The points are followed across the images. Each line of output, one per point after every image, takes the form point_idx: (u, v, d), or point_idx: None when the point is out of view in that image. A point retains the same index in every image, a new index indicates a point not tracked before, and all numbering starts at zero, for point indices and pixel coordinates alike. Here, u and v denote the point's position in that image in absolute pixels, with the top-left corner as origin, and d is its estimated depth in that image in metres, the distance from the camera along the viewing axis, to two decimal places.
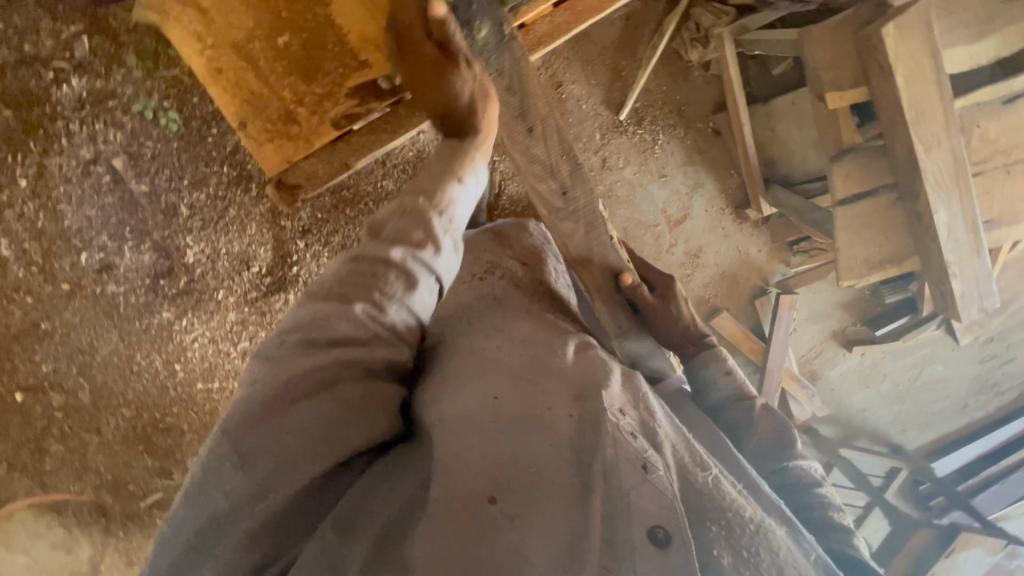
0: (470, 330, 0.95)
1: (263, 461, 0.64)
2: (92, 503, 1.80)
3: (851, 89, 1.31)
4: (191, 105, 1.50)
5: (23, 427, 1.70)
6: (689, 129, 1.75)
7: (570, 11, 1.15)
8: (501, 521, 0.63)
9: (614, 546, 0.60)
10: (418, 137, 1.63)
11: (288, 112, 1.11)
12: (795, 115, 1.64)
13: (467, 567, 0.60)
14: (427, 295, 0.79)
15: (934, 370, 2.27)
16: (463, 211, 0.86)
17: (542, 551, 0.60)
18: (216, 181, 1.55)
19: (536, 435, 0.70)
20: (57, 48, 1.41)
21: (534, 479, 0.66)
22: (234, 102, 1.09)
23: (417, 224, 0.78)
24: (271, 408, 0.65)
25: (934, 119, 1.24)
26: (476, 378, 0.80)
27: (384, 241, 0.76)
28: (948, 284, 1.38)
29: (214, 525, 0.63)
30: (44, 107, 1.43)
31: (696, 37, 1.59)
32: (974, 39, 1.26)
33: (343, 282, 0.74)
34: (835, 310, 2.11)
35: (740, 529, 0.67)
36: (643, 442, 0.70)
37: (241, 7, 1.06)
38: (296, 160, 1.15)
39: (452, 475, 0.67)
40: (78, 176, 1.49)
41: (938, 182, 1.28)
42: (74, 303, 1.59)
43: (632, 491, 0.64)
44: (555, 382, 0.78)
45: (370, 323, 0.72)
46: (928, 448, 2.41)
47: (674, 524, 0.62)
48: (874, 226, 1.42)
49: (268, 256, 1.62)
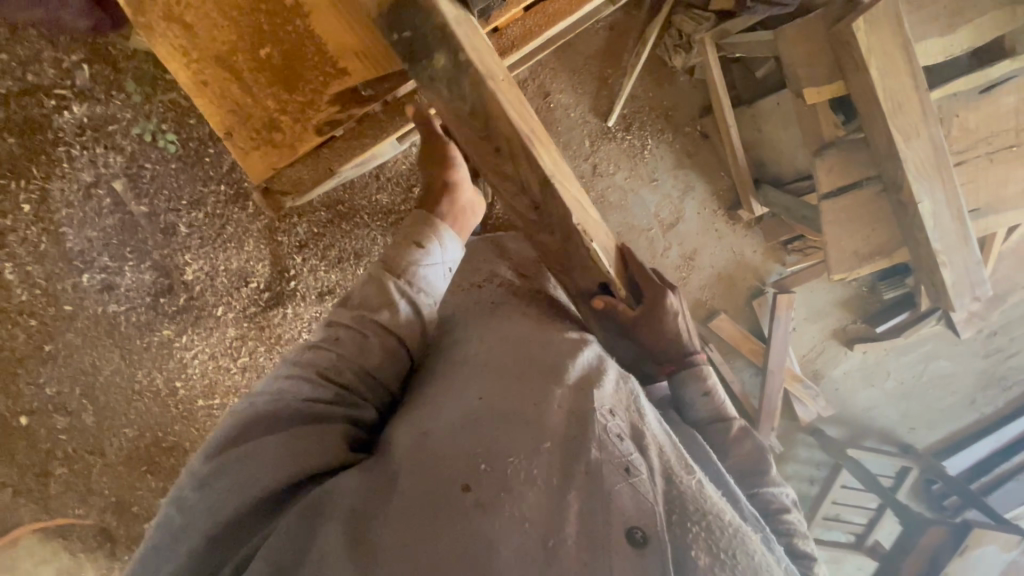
0: (460, 331, 0.92)
1: (220, 480, 0.62)
2: (98, 526, 1.80)
3: (828, 84, 1.34)
4: (189, 127, 1.55)
5: (27, 452, 1.70)
6: (677, 133, 1.78)
7: (541, 14, 1.06)
8: (472, 508, 0.58)
9: (592, 541, 0.57)
10: (411, 150, 1.68)
11: (271, 121, 0.97)
12: (780, 115, 1.62)
13: (431, 560, 0.55)
14: (387, 356, 0.79)
15: (938, 366, 2.25)
16: (429, 277, 0.85)
17: (510, 544, 0.55)
18: (214, 200, 1.59)
19: (520, 430, 0.65)
20: (58, 77, 1.45)
21: (511, 468, 0.61)
22: (215, 114, 0.96)
23: (378, 290, 0.79)
24: (239, 434, 0.66)
25: (911, 110, 1.26)
26: (463, 380, 0.76)
27: (349, 306, 0.78)
28: (938, 273, 1.38)
29: (181, 527, 0.61)
30: (45, 134, 1.47)
31: (679, 43, 1.63)
32: (946, 31, 1.29)
33: (306, 351, 0.75)
34: (834, 308, 2.10)
35: (720, 532, 0.62)
36: (628, 444, 0.66)
37: (216, 12, 0.91)
38: (283, 167, 1.01)
39: (431, 466, 0.62)
40: (80, 199, 1.52)
41: (920, 171, 1.30)
42: (76, 324, 1.61)
43: (613, 492, 0.60)
44: (544, 380, 0.73)
45: (324, 384, 0.72)
46: (937, 446, 2.40)
47: (651, 525, 0.58)
48: (861, 219, 1.43)
49: (266, 272, 1.65)
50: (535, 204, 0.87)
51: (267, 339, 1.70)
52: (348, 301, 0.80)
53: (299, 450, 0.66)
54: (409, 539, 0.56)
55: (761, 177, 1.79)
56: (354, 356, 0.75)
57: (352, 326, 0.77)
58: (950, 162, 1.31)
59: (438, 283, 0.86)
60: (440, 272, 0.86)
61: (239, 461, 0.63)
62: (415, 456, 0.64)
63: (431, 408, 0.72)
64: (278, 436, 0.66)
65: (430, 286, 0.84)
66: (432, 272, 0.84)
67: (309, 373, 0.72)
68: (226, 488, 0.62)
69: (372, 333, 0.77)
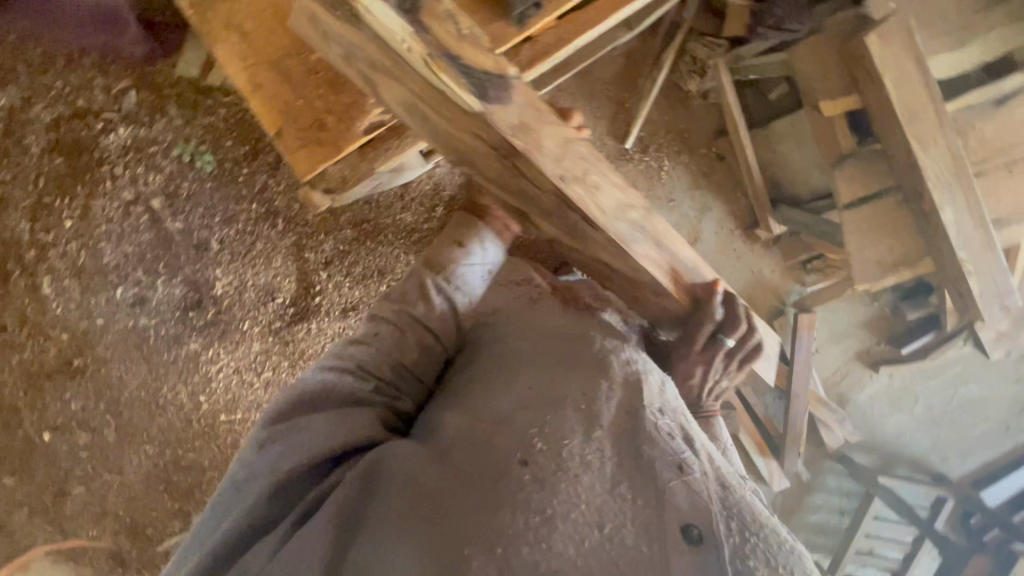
0: (505, 326, 0.95)
1: (286, 444, 0.70)
2: (109, 550, 1.80)
3: (843, 97, 1.40)
4: (225, 148, 1.62)
5: (48, 468, 1.72)
6: (693, 155, 1.82)
7: (573, 24, 1.11)
8: (531, 481, 0.62)
9: (647, 528, 0.59)
10: (435, 171, 1.73)
11: (319, 122, 1.05)
12: (794, 136, 1.66)
13: (484, 532, 0.58)
14: (417, 352, 0.90)
15: (968, 391, 2.19)
16: (465, 277, 1.02)
17: (568, 521, 0.59)
18: (245, 218, 1.65)
19: (573, 414, 0.71)
20: (107, 101, 1.55)
21: (566, 450, 0.66)
22: (270, 115, 1.05)
23: (418, 285, 0.98)
24: (297, 403, 0.77)
25: (928, 118, 1.30)
26: (508, 372, 0.82)
27: (391, 302, 0.95)
28: (964, 281, 1.41)
29: (247, 491, 0.67)
30: (92, 154, 1.56)
31: (693, 69, 1.69)
32: (954, 46, 1.35)
33: (362, 333, 0.92)
34: (856, 330, 2.08)
35: (779, 547, 0.61)
36: (681, 443, 0.69)
37: (281, 29, 1.05)
38: (327, 163, 1.05)
39: (486, 443, 0.68)
40: (119, 216, 1.59)
41: (940, 180, 1.34)
42: (107, 338, 1.65)
43: (667, 489, 0.62)
44: (588, 370, 0.80)
45: (366, 374, 0.83)
46: (973, 476, 2.29)
47: (708, 524, 0.59)
48: (883, 229, 1.45)
49: (292, 287, 1.69)
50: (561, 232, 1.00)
51: (290, 354, 1.72)
52: (389, 299, 0.97)
53: (349, 421, 0.73)
54: (467, 503, 0.61)
55: (777, 198, 1.82)
56: (390, 350, 0.88)
57: (392, 322, 0.91)
58: (969, 168, 1.34)
59: (476, 285, 1.04)
60: (477, 274, 1.04)
61: (296, 431, 0.71)
62: (470, 435, 0.70)
63: (474, 398, 0.79)
64: (328, 412, 0.75)
65: (465, 286, 1.02)
66: (470, 272, 1.03)
67: (351, 366, 0.83)
68: (284, 452, 0.68)
69: (409, 329, 0.91)
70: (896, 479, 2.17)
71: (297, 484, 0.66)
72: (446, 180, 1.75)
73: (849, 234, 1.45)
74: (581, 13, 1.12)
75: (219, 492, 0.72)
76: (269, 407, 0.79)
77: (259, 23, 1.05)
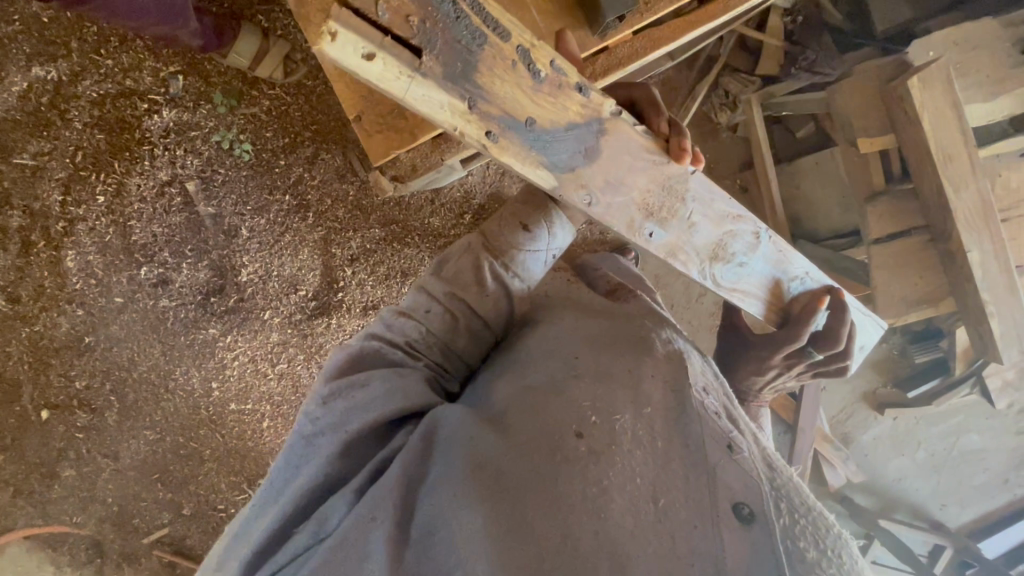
0: (549, 305, 0.97)
1: (342, 404, 0.72)
2: (92, 539, 1.74)
3: (879, 136, 1.47)
4: (264, 139, 1.64)
5: (41, 448, 1.67)
6: (718, 184, 1.88)
7: (648, 39, 1.17)
8: (586, 453, 0.63)
9: (702, 508, 0.59)
10: (467, 179, 1.77)
11: (396, 109, 1.08)
12: (820, 176, 1.74)
13: (540, 503, 0.59)
14: (465, 336, 0.88)
15: (970, 440, 2.20)
16: (526, 265, 0.91)
17: (624, 493, 0.59)
18: (277, 209, 1.66)
19: (621, 392, 0.72)
20: (154, 84, 1.57)
21: (618, 425, 0.67)
22: (352, 97, 1.08)
23: (473, 263, 0.88)
24: (352, 365, 0.78)
25: (960, 161, 1.37)
26: (554, 347, 0.82)
27: (445, 280, 0.87)
28: (986, 324, 1.47)
29: (304, 451, 0.70)
30: (134, 133, 1.58)
31: (725, 102, 1.77)
32: (990, 96, 1.44)
33: (413, 308, 0.86)
34: (863, 370, 2.09)
35: (825, 530, 0.63)
36: (727, 424, 0.72)
37: None
38: (399, 152, 1.10)
39: (538, 412, 0.69)
40: (152, 196, 1.60)
41: (970, 223, 1.40)
42: (123, 316, 1.64)
43: (717, 466, 0.64)
44: (634, 348, 0.81)
45: (415, 353, 0.83)
46: (971, 526, 2.30)
47: (756, 503, 0.61)
48: (909, 265, 1.52)
49: (316, 281, 1.70)
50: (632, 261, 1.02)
51: (307, 348, 1.73)
52: (441, 274, 0.88)
53: (407, 388, 0.73)
54: (526, 470, 0.62)
55: (797, 233, 1.85)
56: (440, 331, 0.85)
57: (445, 303, 0.85)
58: (997, 214, 1.41)
59: (532, 269, 0.92)
60: (540, 260, 0.92)
61: (354, 389, 0.73)
62: (523, 403, 0.71)
63: (519, 370, 0.80)
64: (382, 377, 0.74)
65: (525, 272, 0.91)
66: (531, 258, 0.91)
67: (400, 342, 0.83)
68: (348, 413, 0.70)
69: (461, 315, 0.86)
70: (896, 523, 2.18)
71: (366, 443, 0.70)
72: (476, 189, 1.79)
73: (875, 268, 1.52)
74: (658, 29, 1.18)
75: (281, 452, 0.72)
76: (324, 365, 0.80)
77: None
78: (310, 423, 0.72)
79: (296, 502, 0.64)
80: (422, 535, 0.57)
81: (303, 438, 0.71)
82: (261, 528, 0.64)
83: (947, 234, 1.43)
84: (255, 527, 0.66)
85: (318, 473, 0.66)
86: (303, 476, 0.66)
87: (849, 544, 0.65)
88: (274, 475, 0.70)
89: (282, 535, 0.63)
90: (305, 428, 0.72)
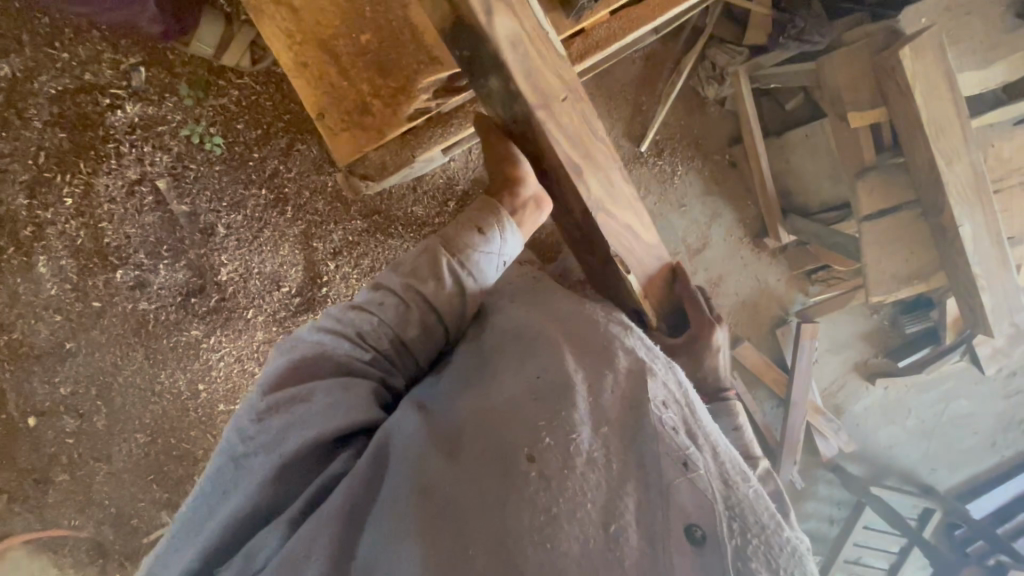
0: (507, 307, 0.95)
1: (277, 421, 0.70)
2: (91, 540, 1.74)
3: (870, 110, 1.45)
4: (236, 132, 1.57)
5: (32, 455, 1.65)
6: (706, 161, 1.84)
7: (626, 18, 1.12)
8: (536, 478, 0.64)
9: (651, 534, 0.62)
10: (449, 165, 1.71)
11: (364, 105, 1.03)
12: (808, 147, 1.71)
13: (482, 531, 0.61)
14: (417, 330, 0.85)
15: (959, 405, 2.24)
16: (484, 264, 0.89)
17: (574, 522, 0.61)
18: (254, 203, 1.61)
19: (579, 406, 0.72)
20: (116, 77, 1.50)
21: (574, 446, 0.67)
22: (313, 95, 1.01)
23: (431, 260, 0.86)
24: (290, 375, 0.75)
25: (953, 133, 1.36)
26: (513, 360, 0.81)
27: (399, 275, 0.85)
28: (977, 297, 1.47)
29: (236, 469, 0.69)
30: (97, 130, 1.51)
31: (712, 75, 1.71)
32: (982, 63, 1.40)
33: (367, 301, 0.84)
34: (857, 341, 2.11)
35: (777, 549, 0.65)
36: (684, 438, 0.71)
37: (332, 6, 0.99)
38: (368, 150, 1.05)
39: (494, 430, 0.70)
40: (122, 196, 1.54)
41: (961, 196, 1.39)
42: (102, 321, 1.60)
43: (672, 486, 0.65)
44: (595, 358, 0.80)
45: (363, 346, 0.81)
46: (960, 489, 2.35)
47: (709, 524, 0.62)
48: (900, 240, 1.52)
49: (298, 277, 1.66)
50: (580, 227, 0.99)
51: None
52: (398, 268, 0.87)
53: (354, 403, 0.73)
54: (474, 497, 0.64)
55: (787, 207, 1.85)
56: (394, 322, 0.83)
57: (400, 294, 0.84)
58: (989, 187, 1.40)
59: (485, 271, 0.89)
60: (494, 263, 0.90)
61: (296, 403, 0.71)
62: (477, 422, 0.71)
63: (472, 382, 0.79)
64: (325, 392, 0.72)
65: (479, 273, 0.89)
66: (485, 259, 0.89)
67: (351, 333, 0.81)
68: (285, 432, 0.69)
69: (415, 305, 0.84)
70: (887, 488, 2.21)
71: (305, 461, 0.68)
72: (460, 176, 1.74)
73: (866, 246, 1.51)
74: (635, 8, 1.11)
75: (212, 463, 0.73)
76: (258, 376, 0.77)
77: None
78: (242, 442, 0.70)
79: (229, 533, 0.65)
80: (362, 566, 0.60)
81: (225, 449, 0.72)
82: (193, 550, 0.65)
83: (940, 210, 1.41)
84: (187, 552, 0.66)
85: (251, 500, 0.65)
86: (231, 503, 0.66)
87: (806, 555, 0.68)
88: (204, 486, 0.71)
89: (216, 561, 0.65)
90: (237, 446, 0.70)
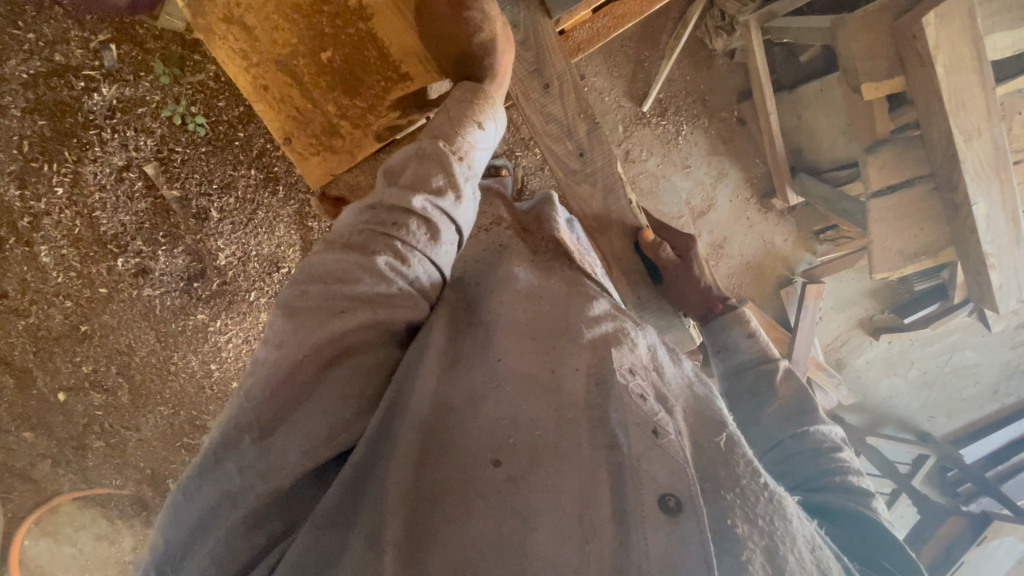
0: (475, 290, 0.89)
1: (280, 439, 0.64)
2: (133, 496, 1.83)
3: (887, 81, 1.47)
4: (218, 109, 1.53)
5: (66, 427, 1.70)
6: (713, 118, 1.80)
7: (609, 16, 1.18)
8: (502, 482, 0.67)
9: (623, 517, 0.66)
10: None
11: (332, 126, 0.98)
12: (823, 102, 1.71)
13: (463, 534, 0.64)
14: (446, 246, 0.77)
15: (963, 357, 2.26)
16: (483, 155, 0.83)
17: (547, 525, 0.64)
18: (244, 184, 1.59)
19: (546, 399, 0.75)
20: (87, 56, 1.42)
21: (540, 442, 0.71)
22: (277, 121, 0.97)
23: (435, 166, 0.76)
24: (285, 382, 0.64)
25: (976, 110, 1.44)
26: (477, 345, 0.80)
27: (403, 188, 0.73)
28: (986, 275, 1.62)
29: (201, 520, 0.63)
30: (77, 116, 1.46)
31: (722, 25, 1.68)
32: (1015, 23, 1.43)
33: (363, 231, 0.72)
34: (860, 298, 2.11)
35: (756, 498, 0.75)
36: (653, 406, 0.77)
37: (286, 22, 0.93)
38: (339, 173, 1.02)
39: (451, 440, 0.70)
40: (112, 183, 1.52)
41: (978, 174, 1.49)
42: (112, 306, 1.62)
43: (642, 459, 0.70)
44: (563, 341, 0.82)
45: (390, 276, 0.71)
46: (955, 434, 2.42)
47: (684, 493, 0.69)
48: (911, 218, 1.63)
49: (296, 257, 1.69)
50: (577, 147, 1.22)
51: None
52: (397, 182, 0.75)
53: (347, 420, 0.69)
54: (449, 496, 0.67)
55: (798, 165, 1.87)
56: (428, 250, 0.75)
57: (420, 214, 0.73)
58: (1009, 162, 1.50)
59: (482, 168, 0.83)
60: (486, 147, 0.83)
61: (302, 414, 0.66)
62: (435, 425, 0.72)
63: (431, 369, 0.74)
64: (333, 383, 0.68)
65: (476, 162, 0.81)
66: (483, 152, 0.83)
67: (373, 264, 0.70)
68: (279, 460, 0.64)
69: (440, 221, 0.75)
70: (881, 438, 2.27)
71: (285, 500, 0.66)
72: None
73: (877, 220, 1.62)
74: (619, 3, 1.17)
75: (168, 502, 0.66)
76: (243, 378, 0.68)
77: (260, 13, 0.92)
78: (238, 474, 0.63)
79: (235, 561, 0.63)
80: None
81: (186, 491, 0.64)
82: None
83: (955, 187, 1.52)
84: None
85: (221, 559, 0.62)
86: (211, 541, 0.62)
87: (786, 499, 0.78)
88: (170, 530, 0.64)
89: None
90: (223, 486, 0.62)
